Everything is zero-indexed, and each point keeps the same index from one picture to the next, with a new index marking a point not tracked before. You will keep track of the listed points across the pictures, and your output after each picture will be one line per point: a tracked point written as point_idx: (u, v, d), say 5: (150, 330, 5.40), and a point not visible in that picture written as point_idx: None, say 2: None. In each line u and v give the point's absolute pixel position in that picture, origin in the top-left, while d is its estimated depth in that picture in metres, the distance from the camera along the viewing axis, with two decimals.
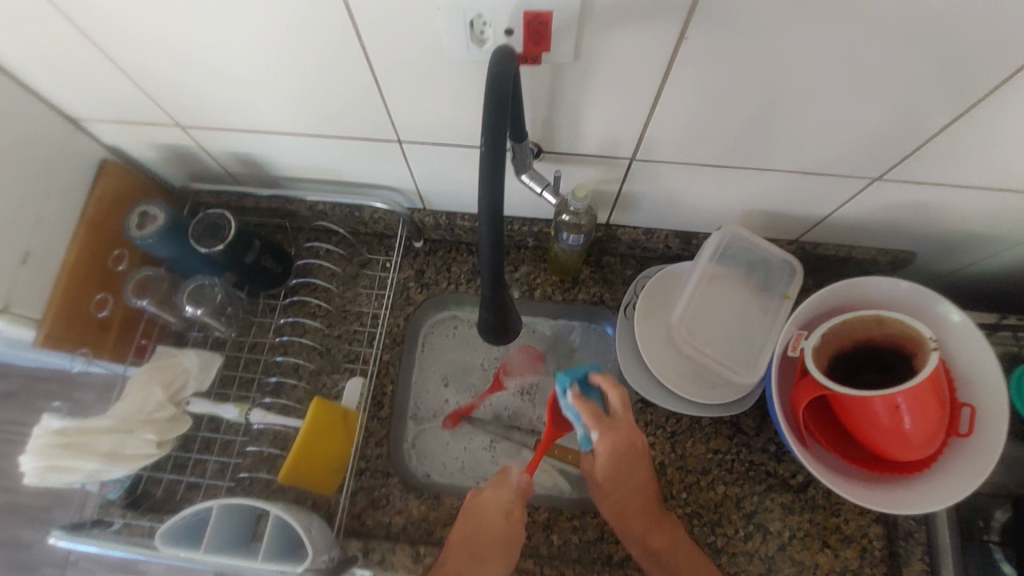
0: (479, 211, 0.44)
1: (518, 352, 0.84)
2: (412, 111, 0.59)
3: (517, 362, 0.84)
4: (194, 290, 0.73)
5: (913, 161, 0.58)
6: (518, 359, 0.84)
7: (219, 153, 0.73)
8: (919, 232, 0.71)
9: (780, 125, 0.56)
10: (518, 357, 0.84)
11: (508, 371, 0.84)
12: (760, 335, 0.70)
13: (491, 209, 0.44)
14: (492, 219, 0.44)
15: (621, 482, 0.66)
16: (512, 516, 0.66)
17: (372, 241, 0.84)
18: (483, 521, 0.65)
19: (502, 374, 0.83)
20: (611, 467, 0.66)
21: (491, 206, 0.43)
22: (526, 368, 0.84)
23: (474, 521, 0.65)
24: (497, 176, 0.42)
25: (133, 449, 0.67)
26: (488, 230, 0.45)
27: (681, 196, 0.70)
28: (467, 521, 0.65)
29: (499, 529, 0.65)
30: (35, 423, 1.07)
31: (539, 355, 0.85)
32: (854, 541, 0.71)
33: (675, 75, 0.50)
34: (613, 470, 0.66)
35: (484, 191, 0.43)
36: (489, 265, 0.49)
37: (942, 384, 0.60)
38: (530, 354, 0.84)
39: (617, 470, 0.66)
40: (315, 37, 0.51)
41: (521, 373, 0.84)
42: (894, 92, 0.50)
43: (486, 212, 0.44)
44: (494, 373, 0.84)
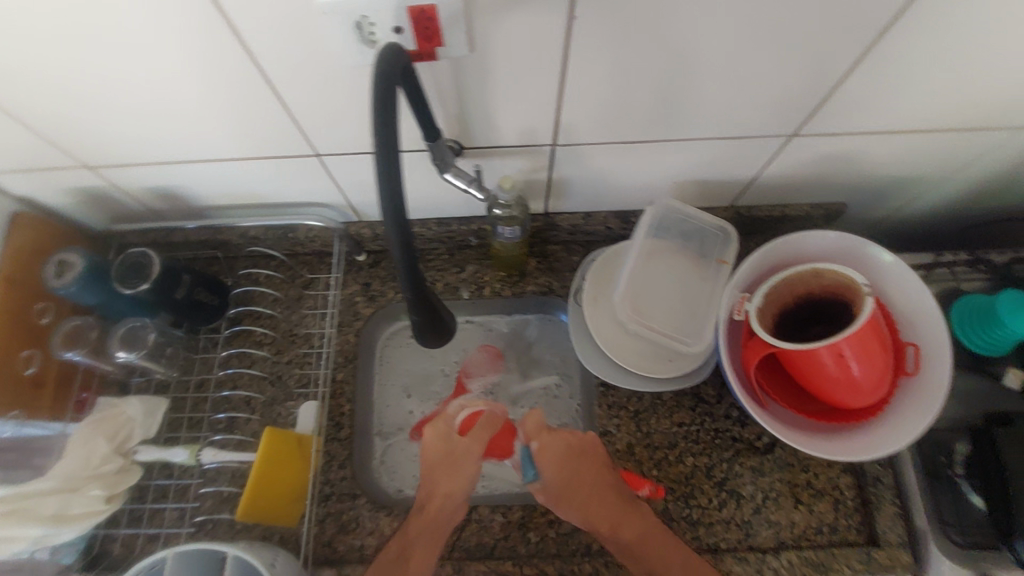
0: (383, 221, 0.41)
1: (476, 355, 0.84)
2: (324, 123, 0.57)
3: (476, 365, 0.84)
4: (126, 333, 0.70)
5: (824, 113, 0.59)
6: (476, 362, 0.84)
7: (137, 191, 0.70)
8: (846, 181, 0.72)
9: (691, 92, 0.56)
10: (477, 360, 0.84)
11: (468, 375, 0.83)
12: (704, 302, 0.70)
13: (394, 211, 0.41)
14: (397, 221, 0.41)
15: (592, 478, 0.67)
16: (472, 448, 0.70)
17: (312, 261, 0.82)
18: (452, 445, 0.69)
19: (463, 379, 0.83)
20: (571, 464, 0.68)
21: (393, 205, 0.41)
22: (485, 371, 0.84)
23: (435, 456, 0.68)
24: (394, 177, 0.40)
25: (79, 509, 0.64)
26: (394, 236, 0.42)
27: (610, 176, 0.70)
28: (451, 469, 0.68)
29: (468, 459, 0.69)
30: None
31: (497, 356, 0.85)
32: (826, 494, 0.72)
33: (575, 55, 0.50)
34: (574, 467, 0.68)
35: (382, 188, 0.40)
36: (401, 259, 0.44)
37: (881, 326, 0.61)
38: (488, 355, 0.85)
39: (591, 463, 0.68)
40: (207, 56, 0.49)
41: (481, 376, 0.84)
42: (790, 48, 0.51)
43: (390, 218, 0.41)
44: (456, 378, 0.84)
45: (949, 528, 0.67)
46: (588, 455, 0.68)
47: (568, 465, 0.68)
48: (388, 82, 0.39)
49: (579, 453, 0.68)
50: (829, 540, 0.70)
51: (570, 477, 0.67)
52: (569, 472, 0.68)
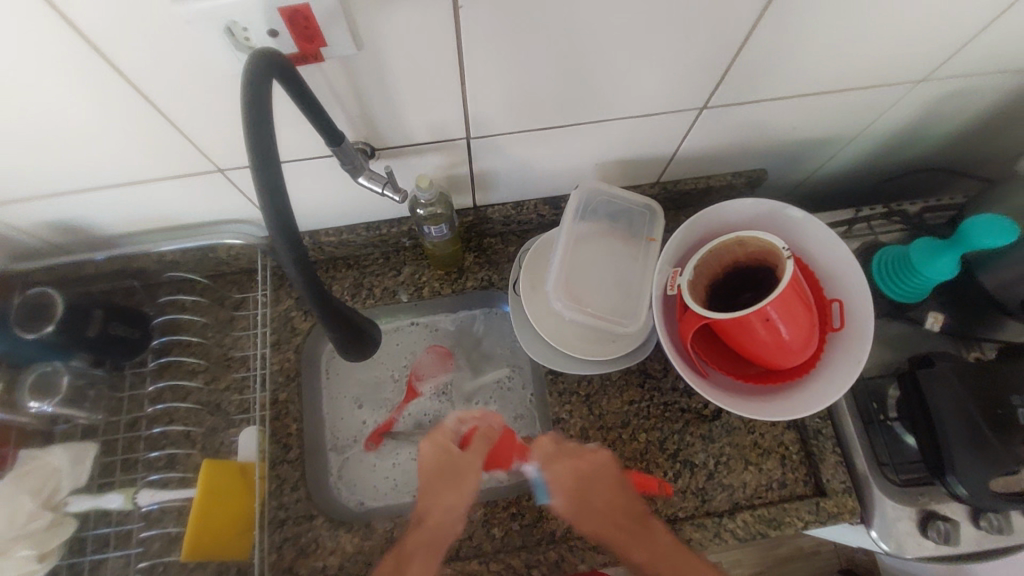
0: (273, 236, 0.39)
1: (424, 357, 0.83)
2: (220, 136, 0.54)
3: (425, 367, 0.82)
4: (37, 378, 0.67)
5: (730, 82, 0.60)
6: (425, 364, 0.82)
7: (31, 226, 0.65)
8: (763, 147, 0.74)
9: (597, 72, 0.55)
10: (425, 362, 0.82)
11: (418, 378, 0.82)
12: (637, 280, 0.70)
13: (281, 224, 0.39)
14: (285, 234, 0.39)
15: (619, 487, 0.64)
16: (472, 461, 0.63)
17: (239, 280, 0.79)
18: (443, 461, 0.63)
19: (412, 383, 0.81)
20: (592, 480, 0.64)
21: (279, 218, 0.38)
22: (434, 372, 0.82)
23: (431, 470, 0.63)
24: (277, 189, 0.38)
25: (7, 573, 0.60)
26: (286, 251, 0.40)
27: (532, 164, 0.69)
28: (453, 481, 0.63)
29: (470, 474, 0.63)
30: None
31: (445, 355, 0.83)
32: (773, 452, 0.75)
33: (470, 45, 0.49)
34: (590, 485, 0.64)
35: (265, 201, 0.38)
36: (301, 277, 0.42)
37: (805, 287, 0.63)
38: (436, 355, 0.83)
39: (604, 477, 0.64)
40: (69, 76, 0.45)
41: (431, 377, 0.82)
42: (686, 21, 0.51)
43: (279, 233, 0.39)
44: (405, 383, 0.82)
45: (885, 467, 0.71)
46: (606, 475, 0.64)
47: (583, 481, 0.64)
48: (260, 90, 0.37)
49: (583, 474, 0.64)
50: (780, 496, 0.73)
51: (585, 491, 0.63)
52: (586, 487, 0.63)
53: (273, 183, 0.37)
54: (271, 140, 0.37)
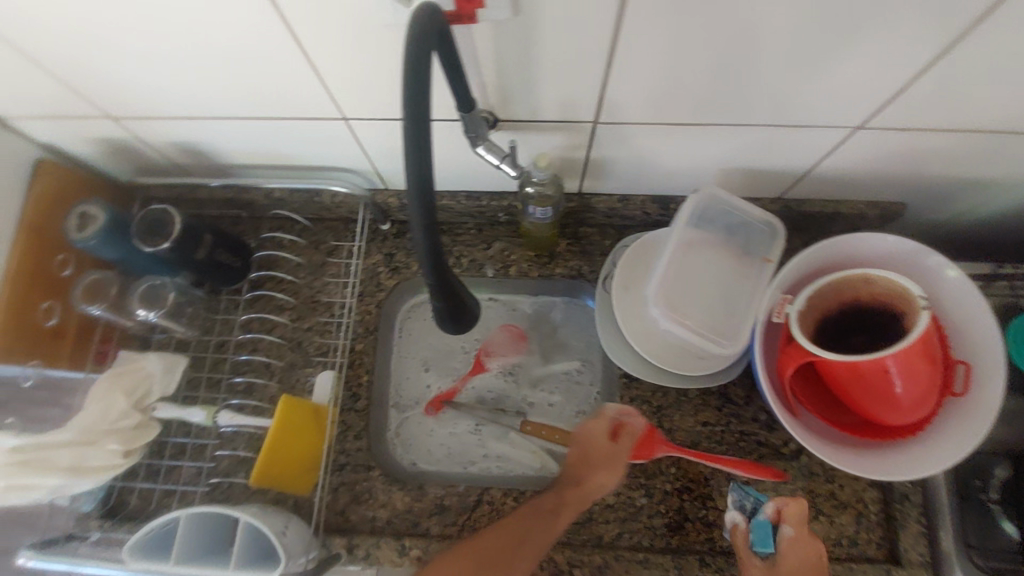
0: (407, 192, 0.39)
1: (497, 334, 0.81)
2: (355, 86, 0.54)
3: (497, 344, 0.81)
4: (148, 290, 0.71)
5: (898, 106, 0.54)
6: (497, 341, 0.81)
7: (161, 145, 0.68)
8: (910, 181, 0.67)
9: (752, 74, 0.51)
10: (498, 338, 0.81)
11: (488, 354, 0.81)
12: (743, 301, 0.65)
13: (419, 186, 0.38)
14: (420, 197, 0.39)
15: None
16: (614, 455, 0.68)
17: (337, 227, 0.80)
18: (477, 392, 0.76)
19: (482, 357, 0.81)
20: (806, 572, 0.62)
21: (419, 180, 0.38)
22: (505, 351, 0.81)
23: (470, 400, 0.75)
24: (424, 150, 0.37)
25: (96, 462, 0.64)
26: (416, 210, 0.40)
27: (653, 159, 0.65)
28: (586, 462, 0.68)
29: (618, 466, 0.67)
30: None
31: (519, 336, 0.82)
32: (849, 507, 0.69)
33: (629, 26, 0.45)
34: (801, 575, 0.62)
35: (409, 155, 0.38)
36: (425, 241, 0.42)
37: (933, 343, 0.57)
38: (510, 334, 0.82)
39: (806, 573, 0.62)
40: (231, 8, 0.45)
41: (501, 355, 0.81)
42: (871, 31, 0.45)
43: (415, 190, 0.38)
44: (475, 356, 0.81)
45: (972, 551, 0.65)
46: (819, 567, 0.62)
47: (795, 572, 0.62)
48: (423, 50, 0.36)
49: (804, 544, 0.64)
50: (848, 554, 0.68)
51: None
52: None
53: (421, 145, 0.37)
54: (426, 96, 0.37)
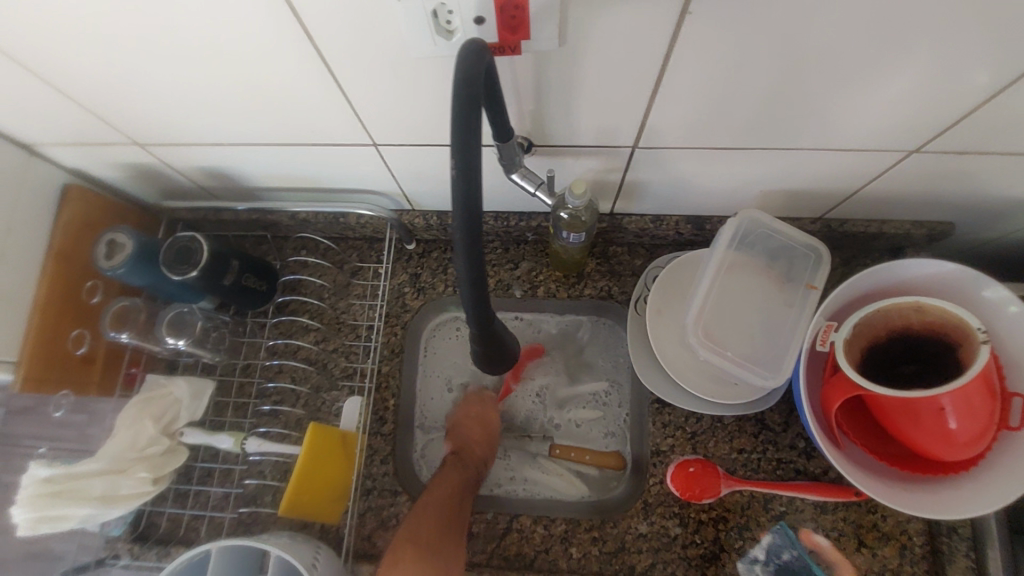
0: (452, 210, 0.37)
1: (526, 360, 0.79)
2: (387, 113, 0.52)
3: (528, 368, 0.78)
4: (174, 318, 0.70)
5: (956, 130, 0.51)
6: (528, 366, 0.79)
7: (188, 170, 0.68)
8: (960, 202, 0.64)
9: (803, 100, 0.49)
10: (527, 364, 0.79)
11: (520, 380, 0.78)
12: (784, 330, 0.63)
13: (465, 207, 0.37)
14: (467, 223, 0.37)
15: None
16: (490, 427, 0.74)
17: (361, 247, 0.79)
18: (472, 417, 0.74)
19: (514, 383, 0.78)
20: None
21: (466, 210, 0.37)
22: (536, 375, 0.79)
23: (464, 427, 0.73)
24: (473, 190, 0.36)
25: (128, 490, 0.64)
26: (460, 228, 0.38)
27: (691, 181, 0.63)
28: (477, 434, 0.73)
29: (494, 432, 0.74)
30: None
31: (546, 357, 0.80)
32: (893, 539, 0.67)
33: (677, 55, 0.44)
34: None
35: (456, 174, 0.36)
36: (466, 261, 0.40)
37: (992, 378, 0.54)
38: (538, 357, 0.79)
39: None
40: (264, 39, 0.44)
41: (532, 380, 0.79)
42: (935, 57, 0.43)
43: (461, 208, 0.37)
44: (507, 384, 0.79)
45: None
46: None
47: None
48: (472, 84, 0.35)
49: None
50: None
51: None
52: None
53: (470, 185, 0.36)
54: (476, 140, 0.35)
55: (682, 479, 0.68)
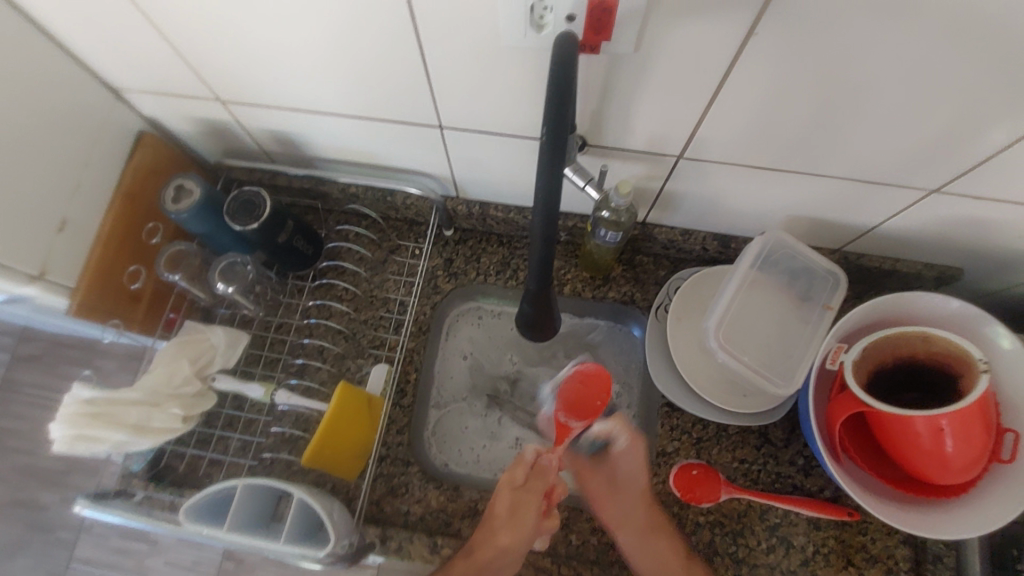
0: (538, 160, 0.43)
1: (570, 378, 0.68)
2: (460, 96, 0.57)
3: (578, 392, 0.67)
4: (226, 267, 0.73)
5: (976, 176, 0.56)
6: (576, 387, 0.67)
7: (257, 132, 0.72)
8: (970, 249, 0.68)
9: (840, 130, 0.54)
10: (572, 387, 0.67)
11: (573, 409, 0.68)
12: (800, 346, 0.68)
13: (552, 157, 0.43)
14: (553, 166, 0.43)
15: (634, 490, 0.69)
16: (522, 503, 0.65)
17: (401, 227, 0.83)
18: (513, 501, 0.64)
19: (568, 414, 0.68)
20: (636, 471, 0.69)
21: (548, 185, 0.44)
22: (590, 399, 0.67)
23: (503, 511, 0.64)
24: (559, 149, 0.42)
25: (158, 424, 0.67)
26: (543, 176, 0.44)
27: (723, 198, 0.68)
28: (516, 516, 0.64)
29: (530, 510, 0.64)
30: (45, 392, 1.05)
31: (602, 373, 0.67)
32: (880, 562, 0.69)
33: (736, 74, 0.49)
34: (632, 473, 0.69)
35: (548, 129, 0.41)
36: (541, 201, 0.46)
37: (988, 409, 0.58)
38: (591, 372, 0.67)
39: (636, 473, 0.69)
40: (368, 13, 0.49)
41: (590, 410, 0.67)
42: (964, 104, 0.48)
43: (547, 157, 0.43)
44: (559, 419, 0.69)
45: None
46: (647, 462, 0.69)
47: (626, 473, 0.69)
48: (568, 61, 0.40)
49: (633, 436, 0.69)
50: None
51: (620, 491, 0.69)
52: (625, 481, 0.69)
53: (557, 145, 0.42)
54: (569, 104, 0.41)
55: (682, 478, 0.71)
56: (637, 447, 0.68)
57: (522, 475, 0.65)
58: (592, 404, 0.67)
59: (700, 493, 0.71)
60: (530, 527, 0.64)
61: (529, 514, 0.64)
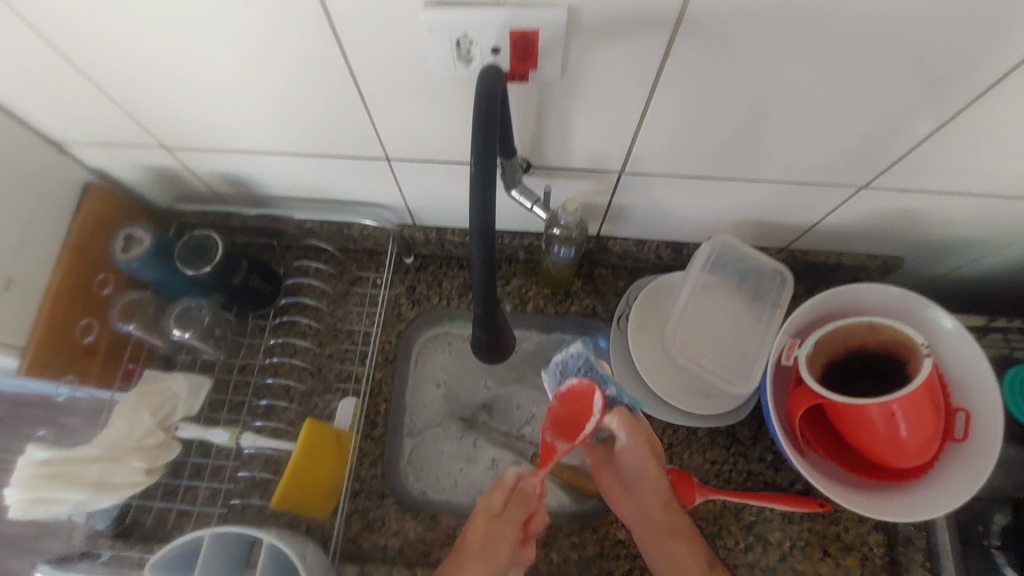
0: (471, 183, 0.44)
1: (559, 400, 0.70)
2: (403, 126, 0.58)
3: (565, 411, 0.69)
4: (181, 312, 0.73)
5: (899, 168, 0.59)
6: (565, 406, 0.69)
7: (207, 176, 0.72)
8: (907, 238, 0.71)
9: (767, 135, 0.56)
10: (561, 406, 0.69)
11: (562, 430, 0.69)
12: (755, 344, 0.71)
13: (484, 180, 0.43)
14: (484, 188, 0.44)
15: (644, 488, 0.69)
16: (490, 537, 0.64)
17: (361, 258, 0.83)
18: (488, 529, 0.64)
19: (554, 435, 0.68)
20: (642, 466, 0.69)
21: (483, 205, 0.45)
22: (579, 418, 0.68)
23: (477, 540, 0.63)
24: (490, 169, 0.43)
25: (121, 479, 0.66)
26: (477, 200, 0.44)
27: (670, 208, 0.70)
28: (486, 548, 0.63)
29: (503, 542, 0.64)
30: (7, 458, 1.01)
31: (593, 394, 0.67)
32: (855, 550, 0.71)
33: (660, 91, 0.51)
34: (637, 468, 0.69)
35: (477, 153, 0.42)
36: (479, 221, 0.46)
37: (934, 390, 0.60)
38: (582, 390, 0.68)
39: (639, 469, 0.69)
40: (302, 53, 0.50)
41: (575, 428, 0.68)
42: (875, 102, 0.51)
43: (478, 181, 0.43)
44: (546, 441, 0.69)
45: None
46: (651, 454, 0.69)
47: (631, 468, 0.70)
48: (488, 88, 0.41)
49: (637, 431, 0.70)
50: None
51: (631, 486, 0.70)
52: (633, 477, 0.70)
53: (488, 166, 0.43)
54: (495, 130, 0.42)
55: (661, 486, 0.70)
56: (637, 441, 0.69)
57: (499, 503, 0.65)
58: (579, 423, 0.68)
59: (680, 501, 0.70)
60: (500, 559, 0.63)
61: (502, 545, 0.64)
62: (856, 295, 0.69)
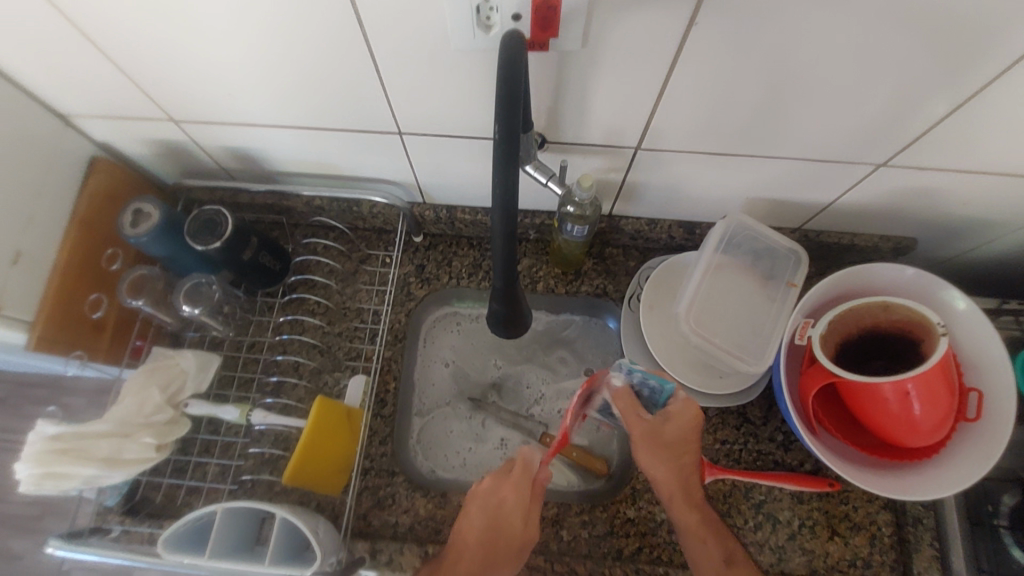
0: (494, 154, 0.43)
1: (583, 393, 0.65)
2: (416, 98, 0.57)
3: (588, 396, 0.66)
4: (191, 288, 0.73)
5: (919, 147, 0.58)
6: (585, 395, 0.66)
7: (215, 150, 0.71)
8: (923, 218, 0.71)
9: (788, 111, 0.55)
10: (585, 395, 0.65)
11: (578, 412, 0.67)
12: (769, 324, 0.71)
13: (506, 152, 0.43)
14: (506, 158, 0.43)
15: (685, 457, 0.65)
16: (528, 520, 0.63)
17: (370, 237, 0.83)
18: (525, 518, 0.63)
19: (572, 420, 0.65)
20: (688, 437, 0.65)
21: (505, 176, 0.44)
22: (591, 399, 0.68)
23: (518, 523, 0.62)
24: (513, 137, 0.42)
25: (131, 454, 0.65)
26: (500, 169, 0.44)
27: (685, 186, 0.69)
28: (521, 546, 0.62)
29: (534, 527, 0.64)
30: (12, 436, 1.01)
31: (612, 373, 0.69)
32: (863, 529, 0.71)
33: (682, 64, 0.50)
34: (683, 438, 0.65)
35: (500, 123, 0.41)
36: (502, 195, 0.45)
37: (949, 370, 0.60)
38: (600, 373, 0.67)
39: (687, 437, 0.65)
40: (316, 22, 0.48)
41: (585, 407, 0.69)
42: (901, 77, 0.50)
43: (501, 152, 0.43)
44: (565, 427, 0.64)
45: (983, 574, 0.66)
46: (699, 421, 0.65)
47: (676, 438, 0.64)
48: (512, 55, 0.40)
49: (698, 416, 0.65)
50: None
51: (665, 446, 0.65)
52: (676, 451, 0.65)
53: (511, 136, 0.42)
54: (519, 101, 0.41)
55: None
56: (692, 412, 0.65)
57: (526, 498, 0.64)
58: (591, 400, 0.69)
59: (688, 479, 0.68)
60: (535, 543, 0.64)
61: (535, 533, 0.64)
62: (868, 276, 0.69)
